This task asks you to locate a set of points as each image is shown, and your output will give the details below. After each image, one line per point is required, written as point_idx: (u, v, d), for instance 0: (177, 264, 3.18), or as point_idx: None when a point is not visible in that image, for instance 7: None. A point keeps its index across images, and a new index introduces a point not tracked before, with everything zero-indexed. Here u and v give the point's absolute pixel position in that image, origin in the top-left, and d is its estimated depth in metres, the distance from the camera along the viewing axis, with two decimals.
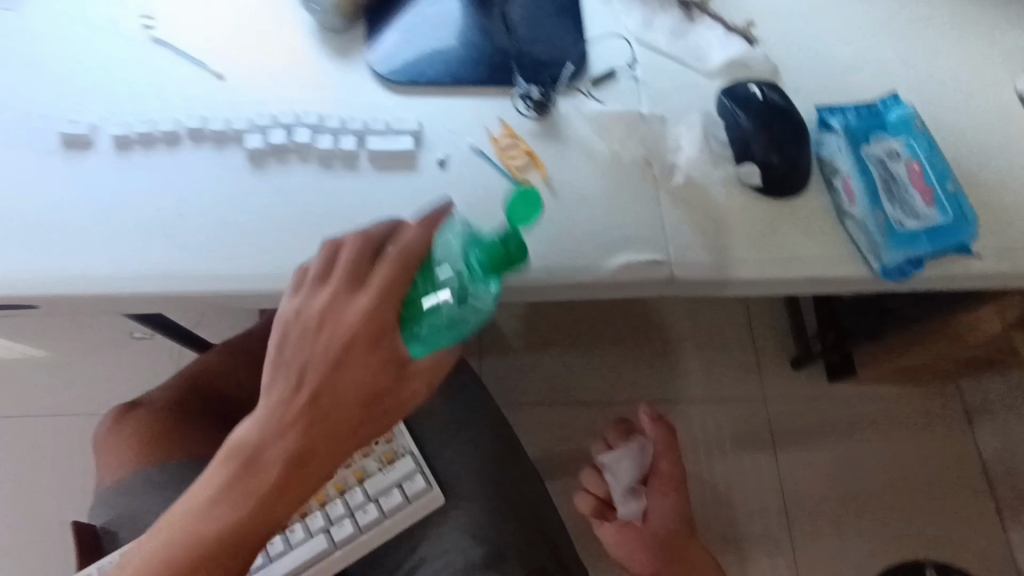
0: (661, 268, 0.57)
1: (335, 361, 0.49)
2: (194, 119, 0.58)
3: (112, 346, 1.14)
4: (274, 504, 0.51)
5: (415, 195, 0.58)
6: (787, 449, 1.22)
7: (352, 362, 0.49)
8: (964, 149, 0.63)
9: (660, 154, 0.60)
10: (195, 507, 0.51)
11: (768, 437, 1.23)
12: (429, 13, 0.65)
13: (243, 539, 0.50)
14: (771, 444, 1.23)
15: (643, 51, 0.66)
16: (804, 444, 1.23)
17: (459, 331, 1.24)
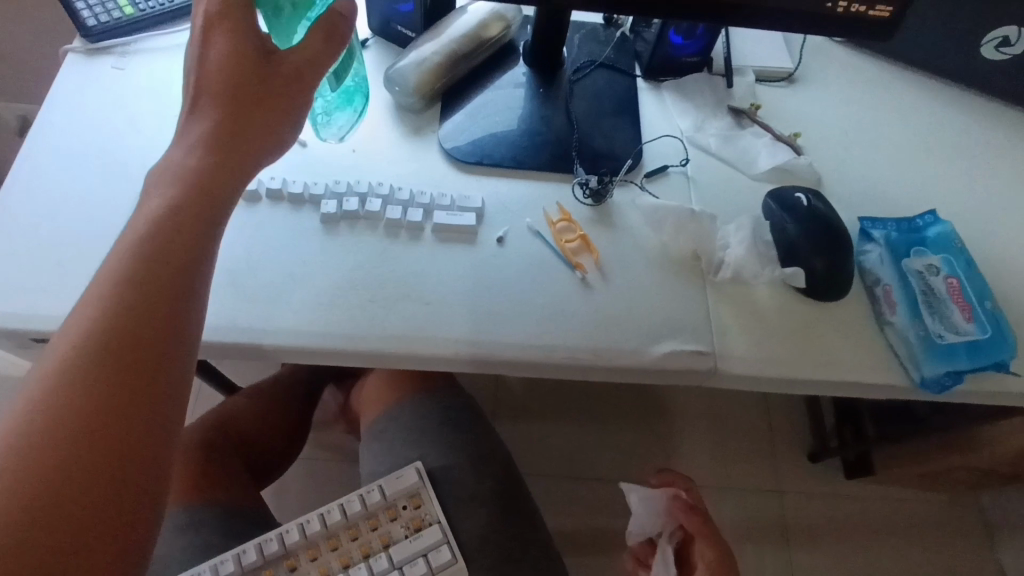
0: (704, 360, 0.59)
1: (212, 116, 0.44)
2: (276, 181, 0.62)
3: None
4: (155, 329, 0.37)
5: (474, 268, 0.61)
6: (798, 544, 1.19)
7: (237, 98, 0.45)
8: (1003, 275, 0.65)
9: (709, 248, 0.63)
10: (63, 366, 0.35)
11: (781, 529, 1.20)
12: (500, 100, 0.70)
13: (135, 378, 0.35)
14: (782, 536, 1.20)
15: (694, 151, 0.71)
16: (812, 540, 1.20)
17: (479, 394, 1.25)
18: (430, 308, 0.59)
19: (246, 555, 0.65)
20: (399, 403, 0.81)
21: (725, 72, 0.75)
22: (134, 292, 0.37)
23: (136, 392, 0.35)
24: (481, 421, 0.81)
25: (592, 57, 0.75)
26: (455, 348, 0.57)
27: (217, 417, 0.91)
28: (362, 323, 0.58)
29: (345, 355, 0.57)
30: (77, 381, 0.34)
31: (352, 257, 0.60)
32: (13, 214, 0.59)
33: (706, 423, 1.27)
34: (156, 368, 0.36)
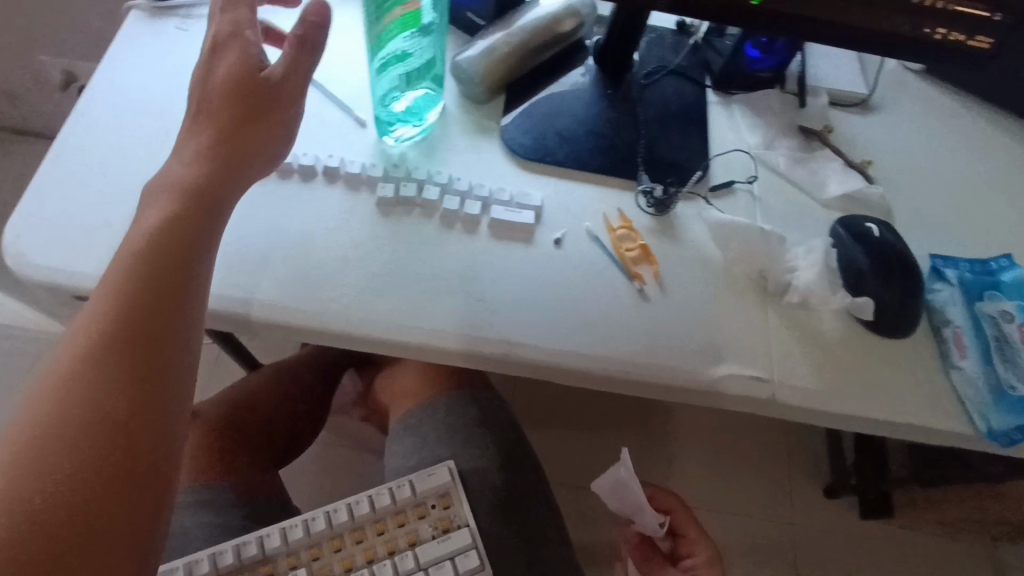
0: (763, 387, 0.56)
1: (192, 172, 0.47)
2: (335, 160, 0.60)
3: None
4: (137, 380, 0.39)
5: (531, 267, 0.59)
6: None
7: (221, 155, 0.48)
8: None
9: (776, 271, 0.60)
10: (40, 421, 0.36)
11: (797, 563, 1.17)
12: (567, 98, 0.68)
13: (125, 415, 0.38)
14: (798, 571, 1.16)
15: (762, 170, 0.68)
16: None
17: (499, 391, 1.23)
18: (481, 305, 0.57)
19: (269, 539, 0.63)
20: (431, 400, 0.79)
21: (799, 91, 0.73)
22: (116, 332, 0.39)
23: (130, 427, 0.38)
24: (511, 424, 0.79)
25: (663, 63, 0.72)
26: (506, 349, 0.55)
27: (237, 395, 0.89)
28: (412, 314, 0.55)
29: (393, 344, 0.55)
30: (69, 422, 0.36)
31: (405, 245, 0.58)
32: (66, 168, 0.58)
33: (724, 447, 1.24)
34: (148, 403, 0.39)
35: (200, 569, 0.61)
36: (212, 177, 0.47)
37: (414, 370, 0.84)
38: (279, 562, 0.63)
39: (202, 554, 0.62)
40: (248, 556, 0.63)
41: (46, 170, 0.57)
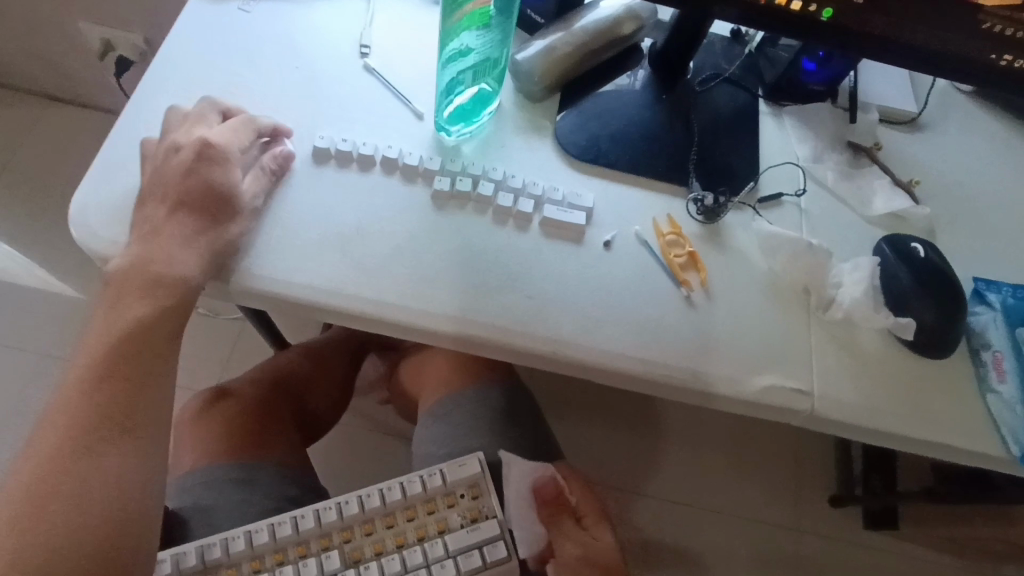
0: (803, 399, 0.57)
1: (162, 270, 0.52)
2: (393, 151, 0.61)
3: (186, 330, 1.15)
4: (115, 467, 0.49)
5: (580, 268, 0.60)
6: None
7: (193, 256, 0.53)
8: None
9: (821, 286, 0.61)
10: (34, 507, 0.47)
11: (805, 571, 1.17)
12: (622, 100, 0.69)
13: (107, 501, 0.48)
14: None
15: (811, 183, 0.69)
16: None
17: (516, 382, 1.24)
18: (532, 302, 0.58)
19: (304, 521, 0.63)
20: (463, 390, 0.80)
21: (850, 106, 0.73)
22: (93, 427, 0.49)
23: (112, 510, 0.48)
24: (539, 418, 0.80)
25: (718, 71, 0.73)
26: (553, 347, 0.56)
27: (266, 371, 0.89)
28: (464, 307, 0.57)
29: (445, 336, 0.56)
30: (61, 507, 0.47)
31: (457, 239, 0.59)
32: (132, 144, 0.59)
33: (742, 450, 1.24)
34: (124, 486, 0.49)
35: (235, 547, 0.61)
36: (190, 276, 0.52)
37: (445, 359, 0.85)
38: (311, 543, 0.63)
39: (240, 532, 0.62)
40: (283, 536, 0.62)
41: (113, 145, 0.59)
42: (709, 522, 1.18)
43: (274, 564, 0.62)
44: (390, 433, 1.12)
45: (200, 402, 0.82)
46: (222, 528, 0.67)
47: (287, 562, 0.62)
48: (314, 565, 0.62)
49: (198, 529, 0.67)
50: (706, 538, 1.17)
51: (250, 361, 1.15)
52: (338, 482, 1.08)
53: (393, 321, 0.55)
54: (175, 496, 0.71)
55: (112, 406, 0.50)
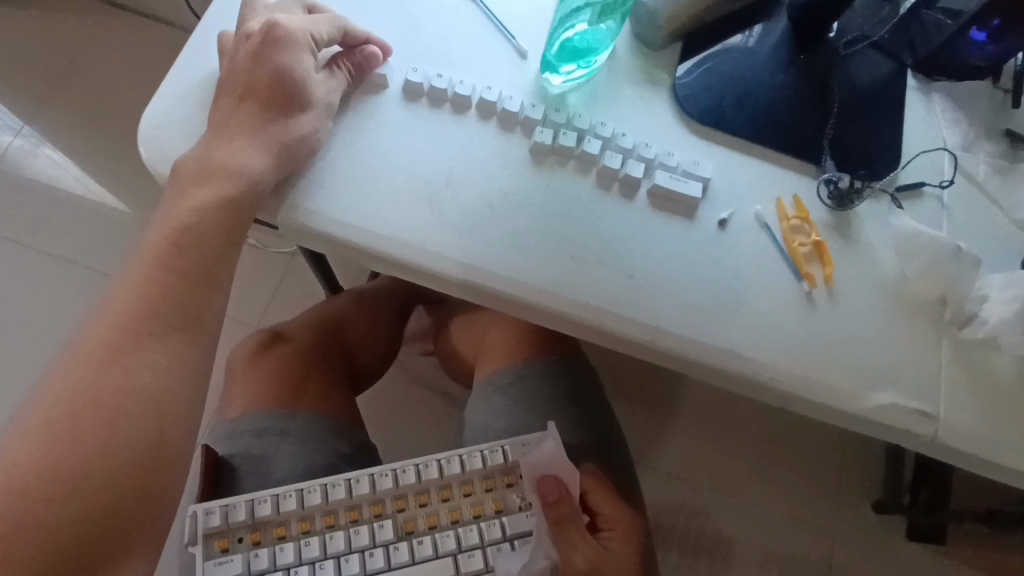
0: (924, 424, 0.51)
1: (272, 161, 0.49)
2: (492, 93, 0.54)
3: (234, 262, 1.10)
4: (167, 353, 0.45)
5: (691, 249, 0.53)
6: None
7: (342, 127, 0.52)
8: None
9: (961, 297, 0.53)
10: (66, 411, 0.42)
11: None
12: (751, 57, 0.59)
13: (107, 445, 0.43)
14: None
15: (958, 177, 0.59)
16: None
17: None
18: (634, 283, 0.51)
19: (359, 486, 0.59)
20: (528, 360, 0.75)
21: (1014, 89, 0.63)
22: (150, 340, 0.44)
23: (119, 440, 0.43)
24: (602, 401, 0.75)
25: (864, 33, 0.63)
26: (652, 336, 0.50)
27: (317, 315, 0.85)
28: (558, 282, 0.51)
29: (539, 311, 0.50)
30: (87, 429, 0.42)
31: (556, 201, 0.53)
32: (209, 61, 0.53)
33: (795, 447, 1.17)
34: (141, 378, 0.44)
35: (288, 505, 0.57)
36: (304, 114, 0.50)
37: (507, 326, 0.80)
38: (363, 508, 0.59)
39: (291, 490, 0.58)
40: (336, 500, 0.58)
41: (189, 61, 0.53)
42: (752, 519, 1.13)
43: (324, 528, 0.58)
44: (431, 387, 1.09)
45: (251, 345, 0.76)
46: (272, 480, 0.63)
47: (337, 526, 0.58)
48: (366, 533, 0.57)
49: (248, 479, 0.63)
50: (747, 532, 1.12)
51: (295, 300, 1.12)
52: (375, 431, 1.06)
53: (480, 287, 0.50)
54: (223, 442, 0.66)
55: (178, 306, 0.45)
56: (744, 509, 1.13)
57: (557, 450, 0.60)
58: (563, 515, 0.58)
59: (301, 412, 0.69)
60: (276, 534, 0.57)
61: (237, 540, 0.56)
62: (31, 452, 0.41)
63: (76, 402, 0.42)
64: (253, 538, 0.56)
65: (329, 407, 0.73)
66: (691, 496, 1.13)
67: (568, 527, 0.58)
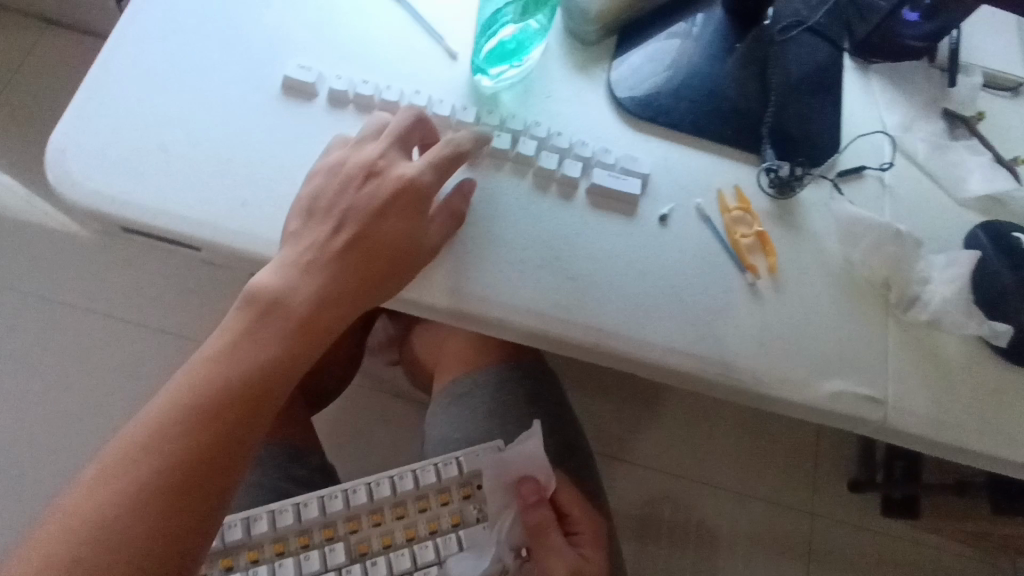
0: (874, 409, 0.50)
1: (376, 213, 0.47)
2: (422, 97, 0.52)
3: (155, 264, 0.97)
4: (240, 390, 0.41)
5: (633, 249, 0.52)
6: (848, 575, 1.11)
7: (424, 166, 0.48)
8: None
9: (904, 279, 0.53)
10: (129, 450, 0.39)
11: (833, 556, 1.12)
12: (687, 47, 0.59)
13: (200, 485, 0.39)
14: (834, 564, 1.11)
15: (898, 158, 0.59)
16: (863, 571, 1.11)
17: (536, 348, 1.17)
18: (576, 284, 0.50)
19: (307, 509, 0.58)
20: (487, 365, 0.73)
21: (950, 67, 0.63)
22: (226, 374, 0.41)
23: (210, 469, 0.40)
24: (565, 406, 0.74)
25: (800, 18, 0.62)
26: (595, 337, 0.49)
27: None
28: (500, 288, 0.50)
29: (479, 319, 0.49)
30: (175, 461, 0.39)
31: (493, 205, 0.52)
32: (118, 77, 0.50)
33: (771, 431, 1.16)
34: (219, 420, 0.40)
35: (234, 535, 0.56)
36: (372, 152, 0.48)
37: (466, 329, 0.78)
38: (315, 532, 0.58)
39: (237, 519, 0.57)
40: (285, 525, 0.57)
41: (95, 77, 0.50)
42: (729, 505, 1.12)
43: (274, 555, 0.57)
44: (398, 394, 1.06)
45: None
46: None
47: (287, 553, 0.57)
48: (317, 558, 0.57)
49: None
50: (723, 519, 1.11)
51: None
52: (342, 443, 1.03)
53: (416, 299, 0.49)
54: None
55: (252, 338, 0.43)
56: (721, 497, 1.12)
57: (538, 450, 0.58)
58: (542, 520, 0.57)
59: None
60: (223, 565, 0.56)
61: None
62: (99, 499, 0.37)
63: (143, 437, 0.39)
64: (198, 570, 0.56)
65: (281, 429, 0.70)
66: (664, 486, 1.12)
67: (547, 533, 0.57)
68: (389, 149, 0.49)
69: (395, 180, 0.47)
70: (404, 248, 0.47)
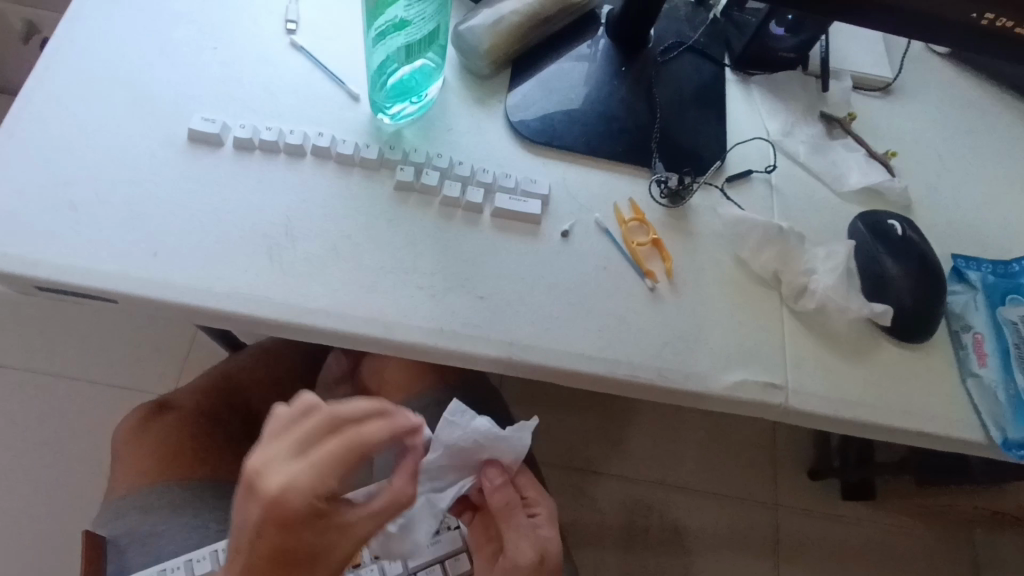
0: (776, 394, 0.53)
1: (288, 530, 0.37)
2: (324, 138, 0.55)
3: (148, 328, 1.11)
4: None
5: (538, 265, 0.55)
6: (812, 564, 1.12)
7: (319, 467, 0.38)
8: None
9: (792, 271, 0.57)
10: None
11: (797, 547, 1.13)
12: (576, 75, 0.63)
13: None
14: (798, 554, 1.13)
15: (781, 160, 0.64)
16: (826, 559, 1.13)
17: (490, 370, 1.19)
18: (485, 303, 0.53)
19: None
20: (426, 389, 0.75)
21: (822, 74, 0.68)
22: None
23: None
24: (508, 423, 0.76)
25: (681, 39, 0.67)
26: (506, 350, 0.51)
27: (210, 378, 0.83)
28: (412, 312, 0.51)
29: (392, 344, 0.51)
30: None
31: (402, 234, 0.54)
32: (23, 142, 0.52)
33: (725, 429, 1.19)
34: None
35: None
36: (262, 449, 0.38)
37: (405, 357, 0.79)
38: None
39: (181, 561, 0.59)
40: None
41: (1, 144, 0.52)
42: (691, 505, 1.14)
43: None
44: None
45: (137, 418, 0.75)
46: (161, 556, 0.62)
47: None
48: None
49: (137, 557, 0.63)
50: (686, 521, 1.13)
51: (204, 362, 1.10)
52: None
53: (332, 330, 0.50)
54: (108, 525, 0.65)
55: None
56: (681, 500, 1.14)
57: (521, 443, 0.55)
58: (507, 501, 0.56)
59: (194, 482, 0.69)
60: None
61: None
62: None
63: None
64: None
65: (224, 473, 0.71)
66: (626, 493, 1.13)
67: (512, 514, 0.56)
68: (270, 436, 0.39)
69: (262, 495, 0.37)
70: (301, 561, 0.39)
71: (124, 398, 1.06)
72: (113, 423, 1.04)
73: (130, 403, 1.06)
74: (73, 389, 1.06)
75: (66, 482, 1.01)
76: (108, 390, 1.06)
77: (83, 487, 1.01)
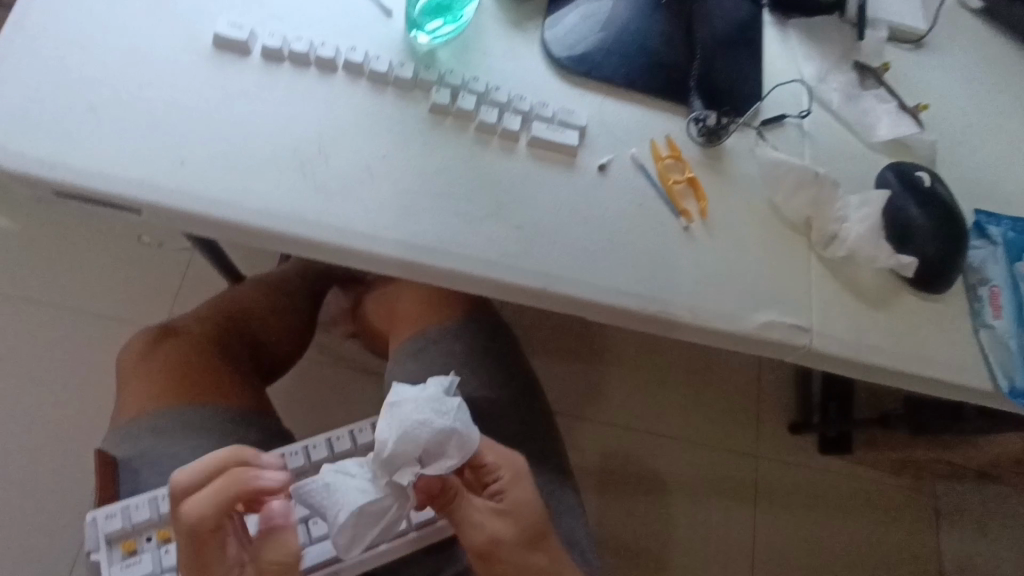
0: (801, 335, 0.54)
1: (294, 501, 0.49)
2: (357, 53, 0.53)
3: (140, 257, 1.07)
4: None
5: (575, 196, 0.54)
6: (789, 510, 1.18)
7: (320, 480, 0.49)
8: None
9: (825, 217, 0.57)
10: None
11: (776, 492, 1.18)
12: (613, 6, 0.61)
13: None
14: (777, 500, 1.18)
15: (816, 106, 0.63)
16: (802, 505, 1.19)
17: None
18: (521, 233, 0.52)
19: None
20: (439, 325, 0.75)
21: (859, 21, 0.67)
22: None
23: None
24: (523, 362, 0.76)
25: None
26: (543, 282, 0.51)
27: (215, 304, 0.81)
28: (448, 238, 0.50)
29: (426, 267, 0.50)
30: None
31: (439, 159, 0.52)
32: (33, 36, 0.48)
33: (717, 381, 1.22)
34: None
35: None
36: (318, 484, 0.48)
37: (416, 292, 0.78)
38: None
39: None
40: None
41: (8, 36, 0.48)
42: (678, 452, 1.17)
43: None
44: (353, 366, 1.06)
45: (139, 341, 0.73)
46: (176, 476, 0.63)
47: None
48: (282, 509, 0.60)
49: (151, 476, 0.62)
50: (671, 466, 1.16)
51: (200, 296, 1.07)
52: (299, 418, 1.02)
53: (365, 252, 0.49)
54: (118, 445, 0.65)
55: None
56: (670, 446, 1.17)
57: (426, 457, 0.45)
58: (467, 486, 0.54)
59: (202, 406, 0.68)
60: None
61: (144, 540, 0.59)
62: None
63: None
64: (160, 534, 0.59)
65: (232, 401, 0.71)
66: (619, 439, 1.16)
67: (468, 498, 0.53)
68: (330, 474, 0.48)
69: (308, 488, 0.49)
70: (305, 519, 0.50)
71: (116, 328, 1.03)
72: (107, 353, 1.02)
73: (126, 335, 1.04)
74: (62, 318, 1.03)
75: (57, 410, 0.99)
76: (100, 321, 1.03)
77: (76, 415, 0.99)
